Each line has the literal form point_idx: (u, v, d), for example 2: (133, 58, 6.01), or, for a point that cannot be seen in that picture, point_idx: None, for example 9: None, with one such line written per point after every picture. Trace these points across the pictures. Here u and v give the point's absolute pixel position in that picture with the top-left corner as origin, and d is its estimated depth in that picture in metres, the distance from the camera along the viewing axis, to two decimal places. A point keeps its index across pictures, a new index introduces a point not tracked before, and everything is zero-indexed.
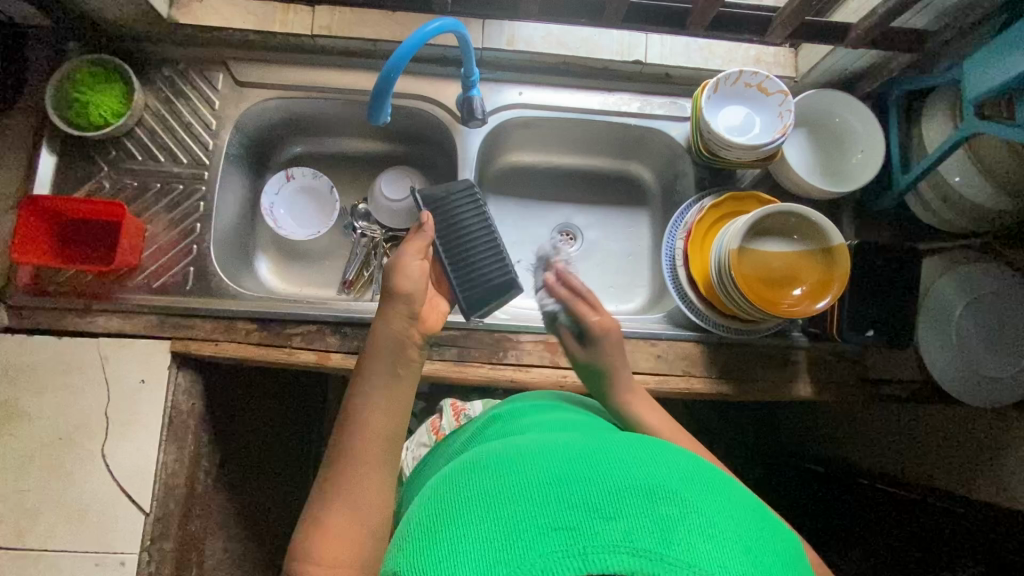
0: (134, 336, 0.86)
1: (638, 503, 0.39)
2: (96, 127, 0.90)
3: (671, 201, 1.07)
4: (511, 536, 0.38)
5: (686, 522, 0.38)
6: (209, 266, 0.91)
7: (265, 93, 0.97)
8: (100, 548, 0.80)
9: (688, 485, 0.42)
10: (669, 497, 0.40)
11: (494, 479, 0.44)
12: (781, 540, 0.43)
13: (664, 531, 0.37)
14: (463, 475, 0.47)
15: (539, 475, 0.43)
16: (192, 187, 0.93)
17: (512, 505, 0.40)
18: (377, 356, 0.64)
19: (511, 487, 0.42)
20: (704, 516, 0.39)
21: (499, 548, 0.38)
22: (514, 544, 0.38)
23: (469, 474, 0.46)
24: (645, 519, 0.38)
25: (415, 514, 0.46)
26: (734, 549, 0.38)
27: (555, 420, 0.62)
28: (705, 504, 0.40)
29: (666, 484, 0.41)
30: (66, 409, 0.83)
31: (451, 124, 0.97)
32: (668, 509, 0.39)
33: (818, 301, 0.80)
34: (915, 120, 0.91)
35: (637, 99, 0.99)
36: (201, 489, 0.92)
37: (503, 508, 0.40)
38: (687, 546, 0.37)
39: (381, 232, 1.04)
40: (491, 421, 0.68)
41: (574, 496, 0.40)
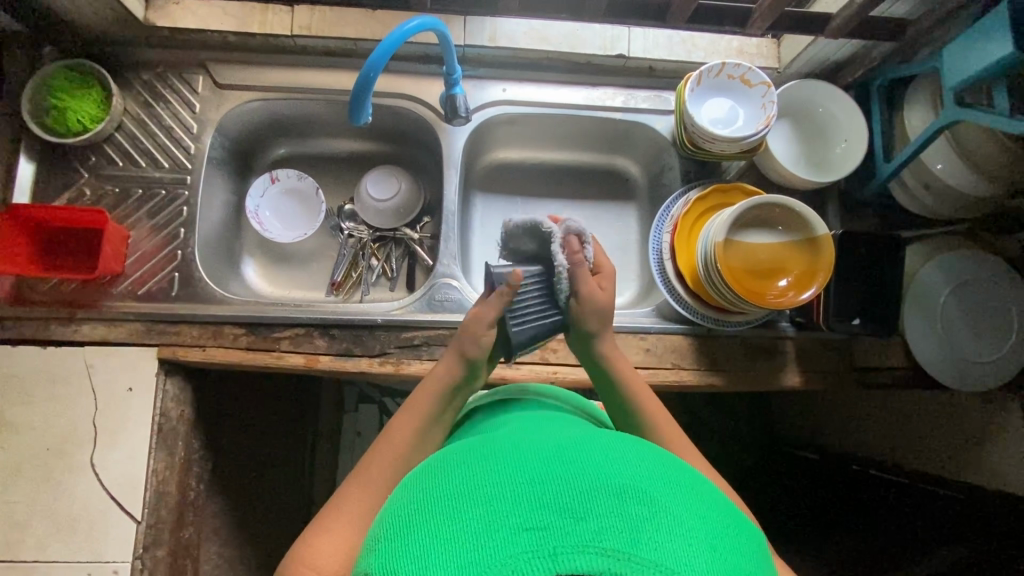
0: (120, 344, 0.85)
1: (609, 502, 0.39)
2: (75, 134, 0.89)
3: (657, 194, 1.08)
4: (481, 537, 0.38)
5: (655, 521, 0.39)
6: (194, 271, 0.91)
7: (246, 95, 0.95)
8: (92, 558, 0.80)
9: (658, 484, 0.42)
10: (639, 495, 0.40)
11: (466, 477, 0.44)
12: (749, 537, 0.44)
13: (634, 531, 0.38)
14: (436, 472, 0.47)
15: (510, 474, 0.43)
16: (174, 192, 0.92)
17: (481, 505, 0.40)
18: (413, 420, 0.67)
19: (482, 485, 0.42)
20: (673, 515, 0.40)
21: (469, 549, 0.38)
22: (484, 544, 0.37)
23: (442, 471, 0.46)
24: (616, 519, 0.38)
25: (386, 509, 0.46)
26: (702, 546, 0.38)
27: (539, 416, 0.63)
28: (674, 502, 0.41)
29: (637, 484, 0.41)
30: (53, 419, 0.82)
31: (436, 123, 0.97)
32: (638, 508, 0.39)
33: (804, 291, 0.80)
34: (896, 109, 0.92)
35: (622, 93, 0.99)
36: (193, 496, 0.91)
37: (473, 507, 0.40)
38: (654, 545, 0.37)
39: (368, 233, 1.05)
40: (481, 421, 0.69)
41: (546, 496, 0.40)
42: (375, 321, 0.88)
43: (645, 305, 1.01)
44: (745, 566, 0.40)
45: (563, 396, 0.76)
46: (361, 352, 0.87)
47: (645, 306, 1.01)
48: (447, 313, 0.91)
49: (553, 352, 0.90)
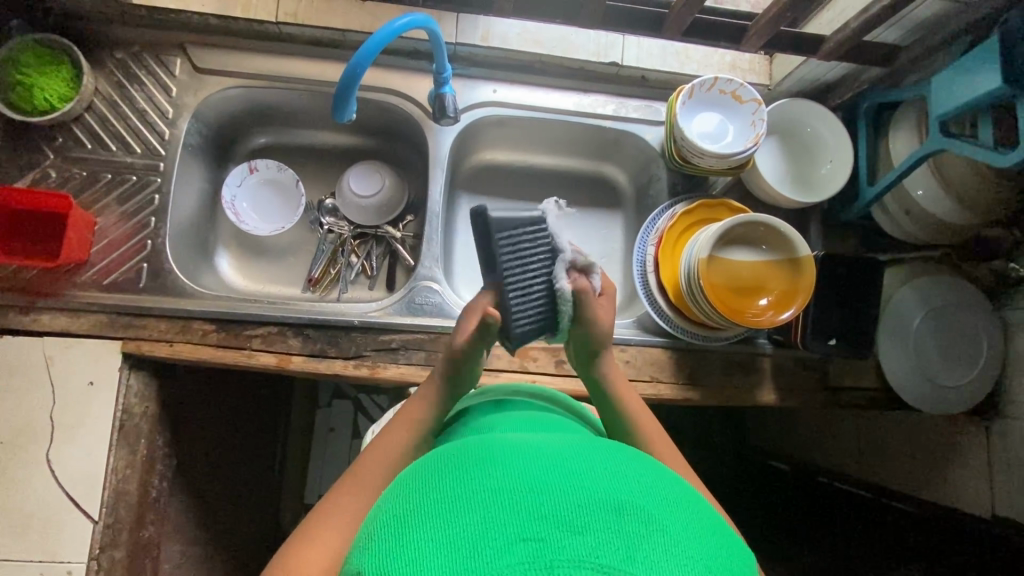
0: (82, 336, 0.82)
1: (607, 518, 0.39)
2: (41, 112, 0.85)
3: (644, 204, 1.07)
4: (479, 545, 0.38)
5: (653, 539, 0.39)
6: (164, 263, 0.87)
7: (226, 81, 0.92)
8: (45, 557, 0.77)
9: (655, 500, 0.42)
10: (637, 513, 0.40)
11: (463, 482, 0.44)
12: (741, 557, 0.44)
13: (630, 548, 0.38)
14: (432, 473, 0.46)
15: (509, 479, 0.43)
16: (146, 179, 0.89)
17: (480, 511, 0.40)
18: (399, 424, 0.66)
19: (480, 491, 0.42)
20: (669, 533, 0.40)
21: (467, 557, 0.38)
22: (482, 553, 0.37)
23: (443, 472, 0.46)
24: (613, 535, 0.38)
25: (382, 506, 0.46)
26: (696, 566, 0.39)
27: (529, 418, 0.63)
28: (671, 521, 0.41)
29: (635, 499, 0.41)
30: (6, 411, 0.78)
31: (423, 120, 0.95)
32: (635, 526, 0.39)
33: (783, 312, 0.81)
34: (883, 132, 0.93)
35: (613, 101, 0.98)
36: (156, 494, 0.88)
37: (470, 514, 0.40)
38: (649, 564, 0.37)
39: (348, 229, 1.02)
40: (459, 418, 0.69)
41: (544, 507, 0.40)
42: (352, 322, 0.86)
43: (626, 315, 1.01)
44: None
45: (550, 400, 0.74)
46: (336, 353, 0.85)
47: (626, 316, 1.01)
48: (426, 317, 0.89)
49: (533, 360, 0.90)
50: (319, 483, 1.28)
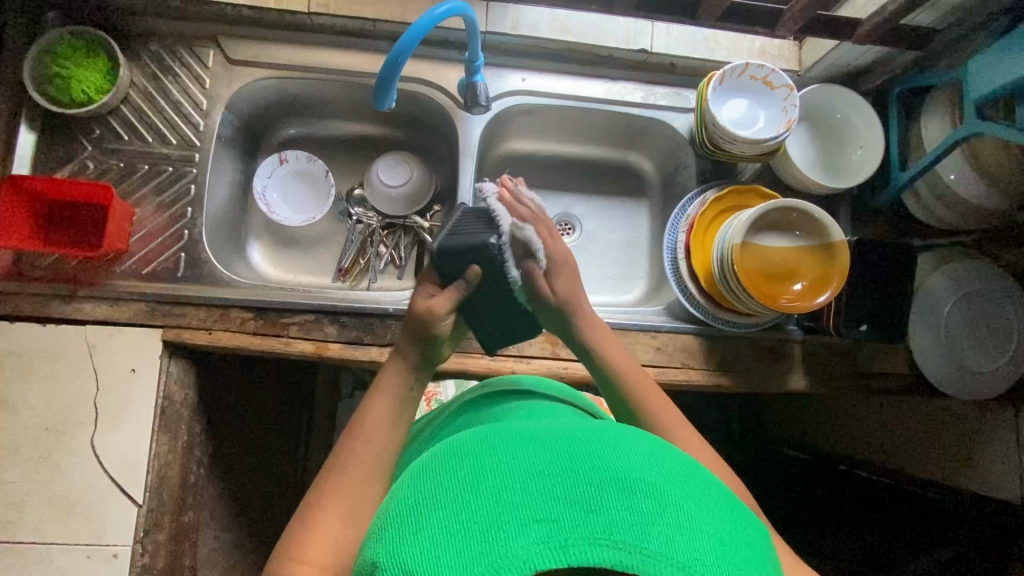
0: (123, 324, 0.83)
1: (620, 497, 0.42)
2: (79, 104, 0.86)
3: (671, 192, 1.07)
4: (493, 529, 0.41)
5: (666, 516, 0.42)
6: (201, 253, 0.88)
7: (258, 72, 0.93)
8: (91, 540, 0.79)
9: (666, 478, 0.45)
10: (648, 490, 0.43)
11: (471, 467, 0.46)
12: (752, 526, 0.47)
13: (644, 525, 0.41)
14: (443, 461, 0.49)
15: (519, 464, 0.45)
16: (182, 169, 0.90)
17: (491, 496, 0.43)
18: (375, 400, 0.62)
19: (488, 478, 0.44)
20: (681, 510, 0.43)
21: (482, 539, 0.40)
22: (496, 536, 0.40)
23: (452, 460, 0.48)
24: (626, 513, 0.41)
25: (390, 501, 0.49)
26: (708, 539, 0.42)
27: (542, 406, 0.65)
28: (683, 498, 0.44)
29: (646, 478, 0.44)
30: (53, 399, 0.80)
31: (452, 110, 0.95)
32: (648, 504, 0.42)
33: (818, 296, 0.81)
34: (914, 117, 0.92)
35: (642, 89, 0.98)
36: (194, 479, 0.90)
37: (480, 497, 0.43)
38: (664, 539, 0.40)
39: (377, 219, 1.03)
40: (474, 411, 0.70)
41: (556, 489, 0.43)
42: (386, 310, 0.86)
43: (654, 304, 1.02)
44: (749, 559, 0.43)
45: (564, 391, 0.76)
46: (371, 341, 0.86)
47: (653, 304, 1.02)
48: None
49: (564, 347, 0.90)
50: None
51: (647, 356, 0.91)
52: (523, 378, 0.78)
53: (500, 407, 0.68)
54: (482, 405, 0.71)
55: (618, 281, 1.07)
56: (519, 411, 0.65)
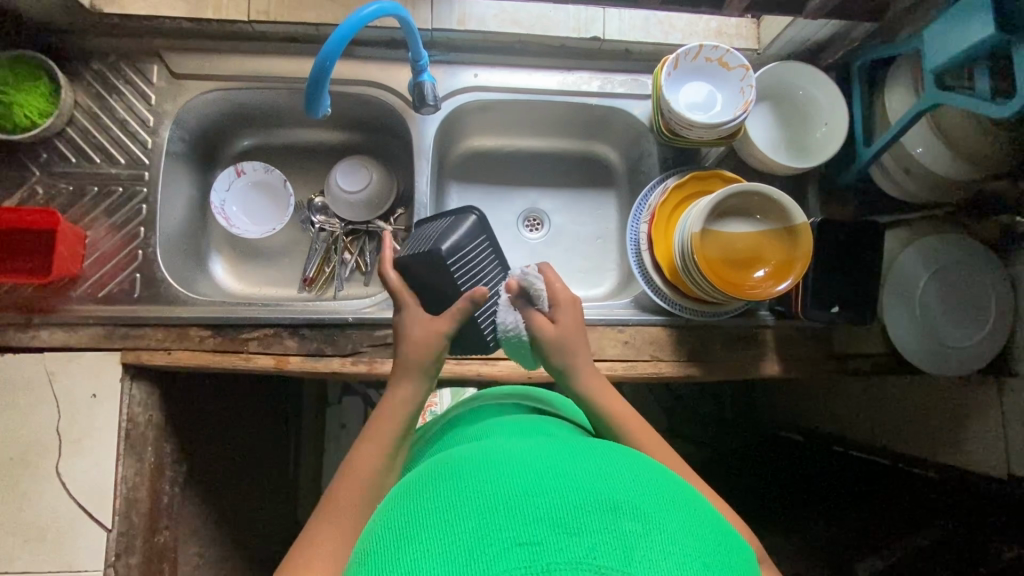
0: (81, 349, 0.83)
1: (603, 519, 0.41)
2: (23, 129, 0.85)
3: (637, 181, 1.05)
4: (474, 554, 0.40)
5: (649, 538, 0.41)
6: (156, 272, 0.87)
7: (204, 85, 0.91)
8: (63, 567, 0.78)
9: (650, 501, 0.45)
10: (632, 512, 0.43)
11: (460, 492, 0.46)
12: (739, 555, 0.46)
13: (628, 548, 0.40)
14: (428, 488, 0.48)
15: (503, 488, 0.45)
16: (132, 188, 0.88)
17: (474, 520, 0.42)
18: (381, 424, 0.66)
19: (473, 503, 0.44)
20: (665, 533, 0.42)
21: (463, 564, 0.39)
22: (476, 563, 0.39)
23: (437, 486, 0.48)
24: (609, 535, 0.40)
25: (375, 526, 0.48)
26: (692, 564, 0.40)
27: (523, 424, 0.64)
28: (668, 521, 0.43)
29: (629, 501, 0.44)
30: (15, 428, 0.80)
31: (404, 111, 0.93)
32: (632, 526, 0.41)
33: (780, 283, 0.79)
34: (877, 89, 0.90)
35: (597, 77, 0.95)
36: (167, 500, 0.90)
37: (464, 523, 0.42)
38: (647, 563, 0.39)
39: (340, 226, 1.02)
40: (449, 430, 0.69)
41: (538, 510, 0.42)
42: (346, 320, 0.85)
43: (624, 296, 1.00)
44: None
45: (541, 400, 0.75)
46: (333, 352, 0.85)
47: (623, 296, 1.00)
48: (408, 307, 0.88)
49: None
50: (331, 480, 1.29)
51: (615, 350, 0.90)
52: (499, 391, 0.77)
53: (476, 427, 0.66)
54: (460, 424, 0.70)
55: (588, 275, 1.05)
56: (492, 429, 0.63)
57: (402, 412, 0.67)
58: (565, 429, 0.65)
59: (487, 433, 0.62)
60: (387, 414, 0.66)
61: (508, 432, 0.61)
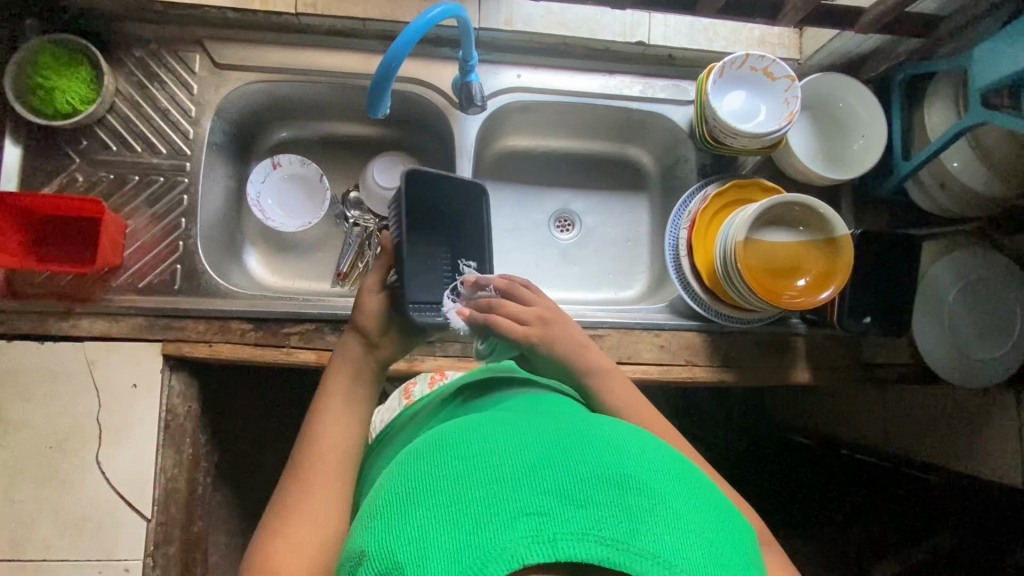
0: (122, 339, 0.83)
1: (610, 493, 0.42)
2: (64, 115, 0.84)
3: (670, 185, 1.06)
4: (482, 520, 0.40)
5: (657, 514, 0.41)
6: (197, 263, 0.87)
7: (247, 76, 0.91)
8: (102, 556, 0.79)
9: (658, 476, 0.45)
10: (640, 487, 0.43)
11: (464, 457, 0.46)
12: (741, 530, 0.47)
13: (635, 523, 0.40)
14: (432, 451, 0.48)
15: (510, 457, 0.45)
16: (173, 179, 0.88)
17: (479, 488, 0.42)
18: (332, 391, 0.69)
19: (479, 467, 0.44)
20: (673, 510, 0.42)
21: (469, 530, 0.40)
22: (484, 528, 0.40)
23: (440, 450, 0.48)
24: (617, 509, 0.41)
25: (380, 490, 0.48)
26: (699, 540, 0.41)
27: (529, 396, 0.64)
28: (675, 497, 0.44)
29: (637, 476, 0.44)
30: (56, 417, 0.80)
31: (448, 109, 0.93)
32: (639, 501, 0.42)
33: (821, 292, 0.81)
34: (917, 104, 0.91)
35: (639, 82, 0.96)
36: (202, 490, 0.90)
37: (469, 489, 0.42)
38: (654, 537, 0.40)
39: (374, 222, 1.01)
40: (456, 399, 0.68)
41: (546, 481, 0.42)
42: None
43: (656, 300, 1.01)
44: (739, 563, 0.43)
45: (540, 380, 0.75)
46: None
47: (656, 300, 1.01)
48: None
49: None
50: None
51: (650, 354, 0.91)
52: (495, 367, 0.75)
53: (481, 400, 0.66)
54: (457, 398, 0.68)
55: (619, 278, 1.06)
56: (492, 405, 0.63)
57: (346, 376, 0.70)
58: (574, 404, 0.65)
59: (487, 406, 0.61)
60: (334, 386, 0.69)
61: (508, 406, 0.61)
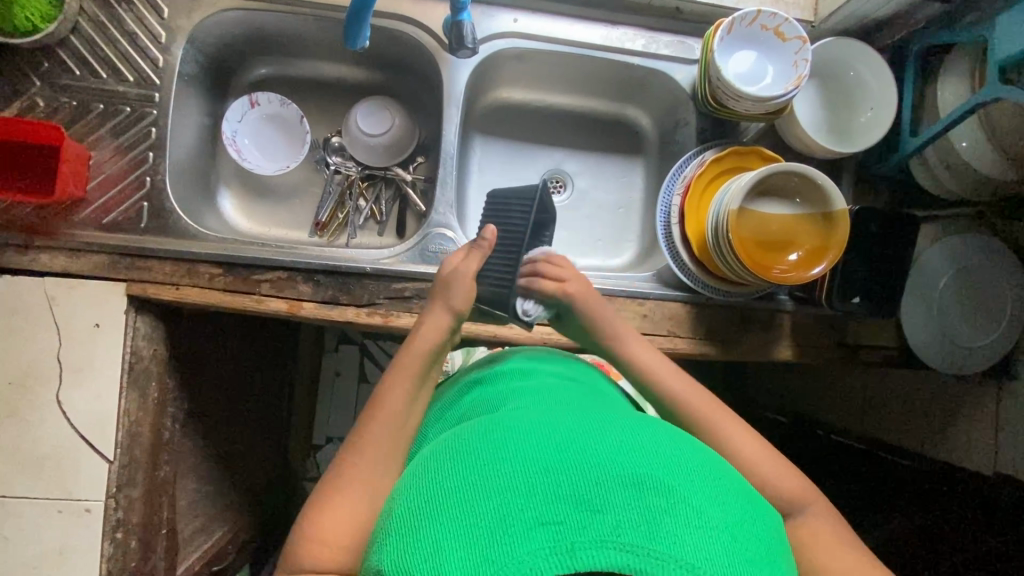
0: (83, 277, 0.79)
1: (625, 495, 0.43)
2: (23, 33, 0.77)
3: (668, 150, 1.02)
4: (499, 532, 0.41)
5: (674, 512, 0.42)
6: (164, 202, 0.83)
7: (221, 2, 0.84)
8: (62, 495, 0.77)
9: (673, 473, 0.45)
10: (656, 486, 0.44)
11: (478, 466, 0.46)
12: (762, 523, 0.47)
13: (652, 524, 0.41)
14: (446, 461, 0.49)
15: (525, 464, 0.46)
16: (141, 110, 0.83)
17: (494, 499, 0.43)
18: (403, 370, 0.64)
19: (493, 478, 0.45)
20: (690, 507, 0.43)
21: (487, 544, 0.40)
22: (502, 540, 0.40)
23: (455, 457, 0.49)
24: (633, 512, 0.41)
25: (399, 499, 0.49)
26: (718, 537, 0.42)
27: (544, 386, 0.64)
28: (691, 494, 0.44)
29: (652, 474, 0.45)
30: (14, 352, 0.77)
31: (437, 52, 0.88)
32: (656, 500, 0.43)
33: (811, 268, 0.78)
34: (930, 78, 0.86)
35: (643, 36, 0.90)
36: (169, 435, 0.88)
37: (485, 502, 0.43)
38: (672, 538, 0.40)
39: (356, 170, 0.97)
40: (471, 386, 0.68)
41: (560, 489, 0.43)
42: (364, 270, 0.82)
43: (643, 269, 0.98)
44: (760, 557, 0.43)
45: (569, 362, 0.74)
46: (348, 301, 0.82)
47: (643, 269, 0.98)
48: (417, 262, 0.86)
49: None
50: (327, 424, 1.30)
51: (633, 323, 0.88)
52: (522, 351, 0.75)
53: (497, 385, 0.65)
54: (466, 388, 0.68)
55: (607, 244, 1.03)
56: (509, 393, 0.63)
57: (423, 356, 0.65)
58: (595, 394, 0.65)
59: (501, 401, 0.61)
60: (408, 365, 0.65)
61: (525, 396, 0.61)
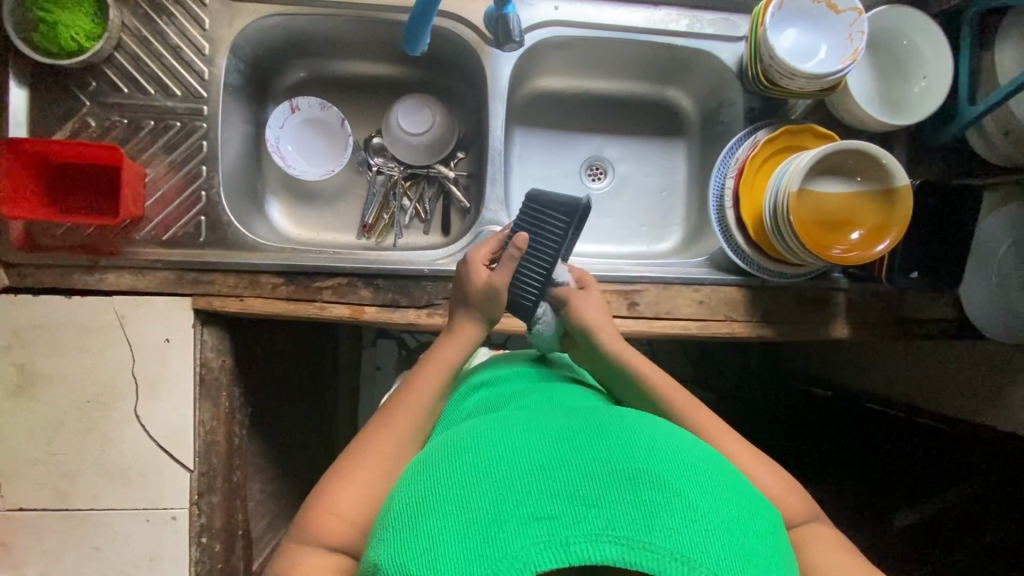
0: (150, 293, 0.80)
1: (623, 490, 0.42)
2: (69, 54, 0.78)
3: (710, 131, 1.00)
4: (493, 529, 0.41)
5: (670, 506, 0.41)
6: (221, 214, 0.84)
7: (262, 9, 0.84)
8: (147, 505, 0.80)
9: (669, 467, 0.45)
10: (653, 480, 0.43)
11: (474, 462, 0.46)
12: (767, 519, 0.46)
13: (649, 520, 0.40)
14: (443, 458, 0.49)
15: (521, 460, 0.45)
16: (191, 124, 0.83)
17: (490, 494, 0.43)
18: (434, 369, 0.66)
19: (489, 474, 0.44)
20: (685, 501, 0.42)
21: (483, 539, 0.40)
22: (497, 537, 0.40)
23: (452, 454, 0.48)
24: (630, 506, 0.41)
25: (394, 497, 0.49)
26: (715, 530, 0.41)
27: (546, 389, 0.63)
28: (689, 489, 0.43)
29: (649, 469, 0.44)
30: (92, 371, 0.79)
31: (479, 47, 0.86)
32: (653, 495, 0.42)
33: (876, 246, 0.77)
34: (987, 42, 0.84)
35: (686, 15, 0.88)
36: (239, 441, 0.91)
37: (481, 497, 0.43)
38: (668, 532, 0.40)
39: (399, 170, 0.97)
40: (476, 388, 0.68)
41: (556, 484, 0.43)
42: (422, 271, 0.83)
43: (692, 253, 0.97)
44: (761, 551, 0.42)
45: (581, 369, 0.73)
46: (408, 303, 0.83)
47: (692, 253, 0.97)
48: None
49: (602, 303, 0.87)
50: None
51: (688, 309, 0.89)
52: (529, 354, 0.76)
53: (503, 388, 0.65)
54: (472, 390, 0.68)
55: (652, 230, 1.02)
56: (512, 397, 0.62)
57: (454, 356, 0.68)
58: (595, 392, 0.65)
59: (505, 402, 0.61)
60: (440, 361, 0.67)
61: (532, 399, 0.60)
